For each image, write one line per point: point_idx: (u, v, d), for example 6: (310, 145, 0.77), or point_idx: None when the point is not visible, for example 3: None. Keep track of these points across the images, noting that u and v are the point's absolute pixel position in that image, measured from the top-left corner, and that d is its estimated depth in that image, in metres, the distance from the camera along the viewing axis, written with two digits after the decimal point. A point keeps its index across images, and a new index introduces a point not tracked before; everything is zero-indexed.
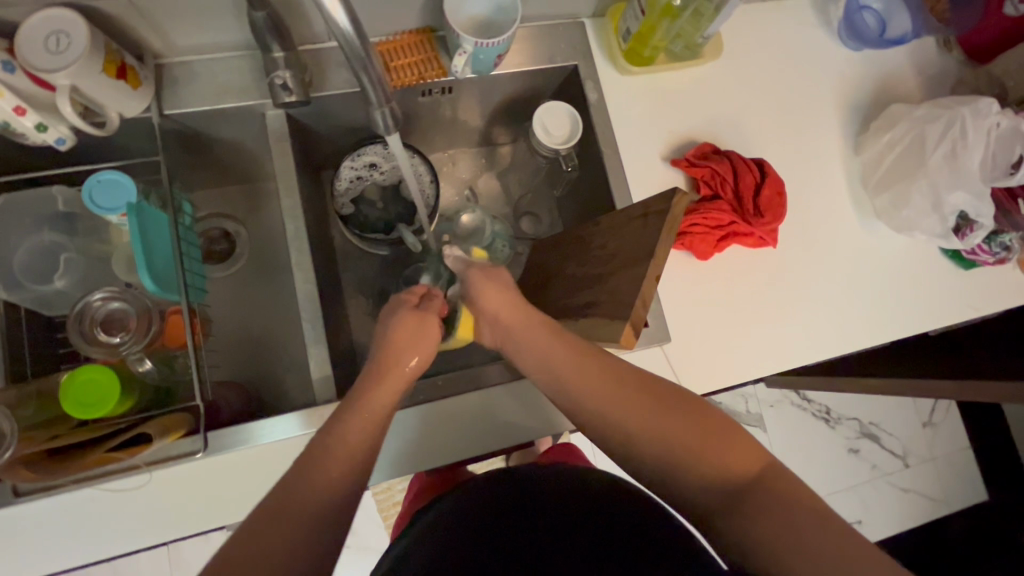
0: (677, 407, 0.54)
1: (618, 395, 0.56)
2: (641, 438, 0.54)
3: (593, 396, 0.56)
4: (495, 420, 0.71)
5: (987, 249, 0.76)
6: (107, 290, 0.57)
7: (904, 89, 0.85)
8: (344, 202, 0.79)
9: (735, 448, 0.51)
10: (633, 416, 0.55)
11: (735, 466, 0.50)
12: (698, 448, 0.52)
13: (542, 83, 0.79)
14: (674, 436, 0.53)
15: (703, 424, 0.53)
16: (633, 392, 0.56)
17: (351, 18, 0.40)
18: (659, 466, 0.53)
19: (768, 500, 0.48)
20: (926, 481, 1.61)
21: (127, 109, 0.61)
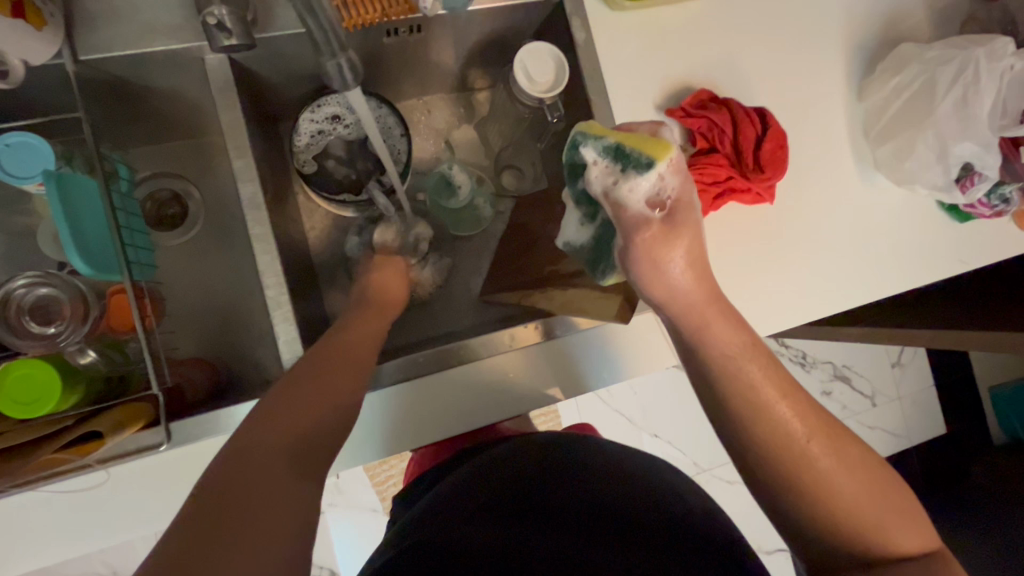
0: (860, 468, 0.49)
1: (813, 443, 0.49)
2: (823, 483, 0.48)
3: (802, 449, 0.49)
4: (504, 392, 0.66)
5: (986, 203, 0.73)
6: (31, 275, 0.50)
7: (912, 25, 0.78)
8: (305, 159, 0.71)
9: (890, 515, 0.48)
10: (823, 459, 0.49)
11: (898, 541, 0.48)
12: (877, 507, 0.48)
13: (523, 20, 0.70)
14: (863, 479, 0.49)
15: (872, 481, 0.49)
16: (812, 429, 0.50)
17: None
18: (819, 507, 0.48)
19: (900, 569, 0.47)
20: (892, 418, 1.69)
21: (33, 57, 0.51)
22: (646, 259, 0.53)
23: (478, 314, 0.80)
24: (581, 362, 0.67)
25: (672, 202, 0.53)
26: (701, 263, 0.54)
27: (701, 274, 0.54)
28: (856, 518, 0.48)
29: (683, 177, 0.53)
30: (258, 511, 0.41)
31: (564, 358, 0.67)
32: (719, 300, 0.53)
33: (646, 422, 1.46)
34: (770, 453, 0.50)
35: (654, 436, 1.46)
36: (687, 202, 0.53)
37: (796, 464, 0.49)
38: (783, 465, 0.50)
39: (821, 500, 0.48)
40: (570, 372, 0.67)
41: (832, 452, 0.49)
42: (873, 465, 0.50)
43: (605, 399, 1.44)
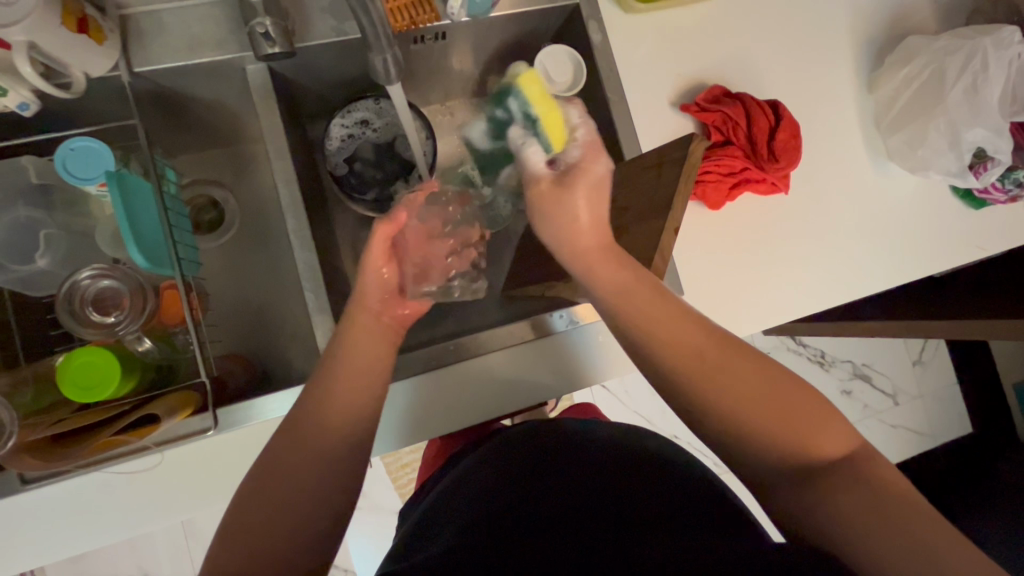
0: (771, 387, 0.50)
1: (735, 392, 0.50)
2: (746, 424, 0.49)
3: (707, 379, 0.50)
4: (507, 383, 0.70)
5: (1000, 188, 0.74)
6: (96, 268, 0.54)
7: (920, 20, 0.81)
8: (336, 162, 0.75)
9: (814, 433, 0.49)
10: (744, 407, 0.50)
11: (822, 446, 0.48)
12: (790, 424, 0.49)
13: (541, 27, 0.74)
14: (776, 403, 0.49)
15: (783, 402, 0.50)
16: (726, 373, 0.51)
17: None
18: (742, 435, 0.49)
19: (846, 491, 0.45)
20: (915, 417, 1.67)
21: (94, 68, 0.56)
22: (547, 211, 0.59)
23: (502, 308, 0.83)
24: (583, 348, 0.72)
25: (573, 165, 0.60)
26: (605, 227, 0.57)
27: (601, 224, 0.57)
28: (778, 436, 0.49)
29: (588, 149, 0.60)
30: (273, 506, 0.44)
31: (575, 350, 0.72)
32: (610, 246, 0.56)
33: (665, 423, 1.47)
34: (710, 419, 0.51)
35: (673, 436, 1.46)
36: (590, 162, 0.59)
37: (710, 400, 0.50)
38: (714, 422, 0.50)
39: (741, 430, 0.49)
40: (571, 361, 0.72)
41: (755, 386, 0.50)
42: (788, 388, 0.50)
43: (624, 400, 1.45)
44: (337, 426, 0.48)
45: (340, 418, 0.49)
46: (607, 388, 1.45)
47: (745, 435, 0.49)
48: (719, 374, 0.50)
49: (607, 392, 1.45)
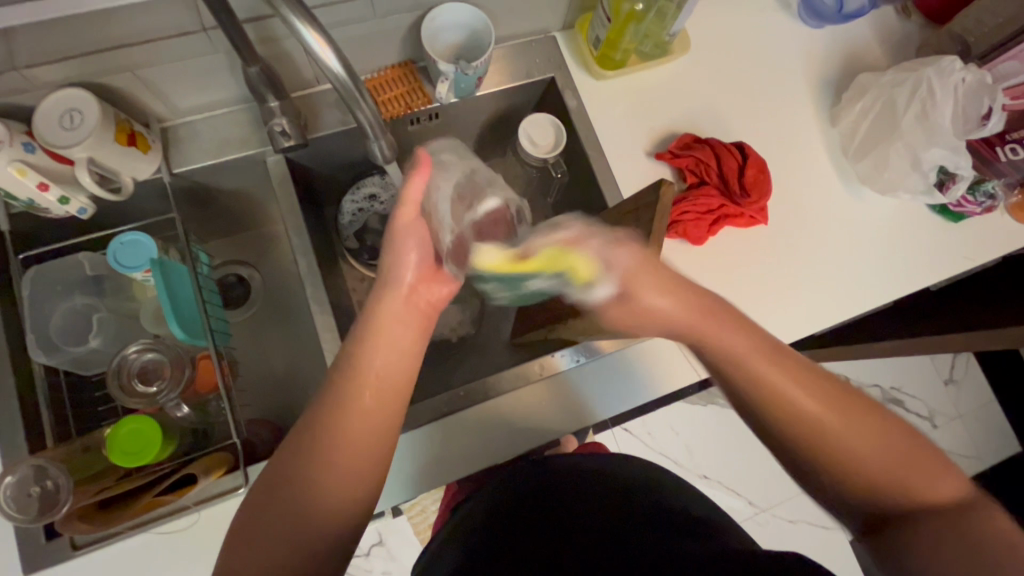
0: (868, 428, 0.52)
1: (827, 420, 0.52)
2: (849, 459, 0.52)
3: (786, 402, 0.53)
4: (517, 424, 0.74)
5: (972, 200, 0.78)
6: (142, 342, 0.60)
7: (870, 58, 0.88)
8: (347, 235, 0.83)
9: (928, 478, 0.51)
10: (841, 441, 0.51)
11: (938, 489, 0.51)
12: (919, 471, 0.51)
13: (523, 98, 0.83)
14: (892, 456, 0.51)
15: (913, 456, 0.52)
16: (834, 409, 0.52)
17: (342, 64, 0.44)
18: (835, 470, 0.52)
19: (946, 529, 0.49)
20: (957, 439, 1.60)
21: (140, 173, 0.65)
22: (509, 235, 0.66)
23: (511, 354, 0.87)
24: (586, 385, 0.75)
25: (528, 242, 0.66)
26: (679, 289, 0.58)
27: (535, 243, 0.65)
28: (880, 482, 0.51)
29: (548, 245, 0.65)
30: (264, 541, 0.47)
31: (577, 390, 0.75)
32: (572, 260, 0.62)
33: (692, 463, 1.44)
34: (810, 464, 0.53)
35: (703, 476, 1.43)
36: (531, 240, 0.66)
37: (825, 451, 0.52)
38: (799, 450, 0.53)
39: (862, 477, 0.52)
40: (576, 397, 0.75)
41: (883, 451, 0.51)
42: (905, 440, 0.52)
43: (649, 442, 1.44)
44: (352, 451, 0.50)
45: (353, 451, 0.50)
46: (629, 432, 1.44)
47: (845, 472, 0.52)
48: (844, 417, 0.52)
49: (631, 434, 1.44)
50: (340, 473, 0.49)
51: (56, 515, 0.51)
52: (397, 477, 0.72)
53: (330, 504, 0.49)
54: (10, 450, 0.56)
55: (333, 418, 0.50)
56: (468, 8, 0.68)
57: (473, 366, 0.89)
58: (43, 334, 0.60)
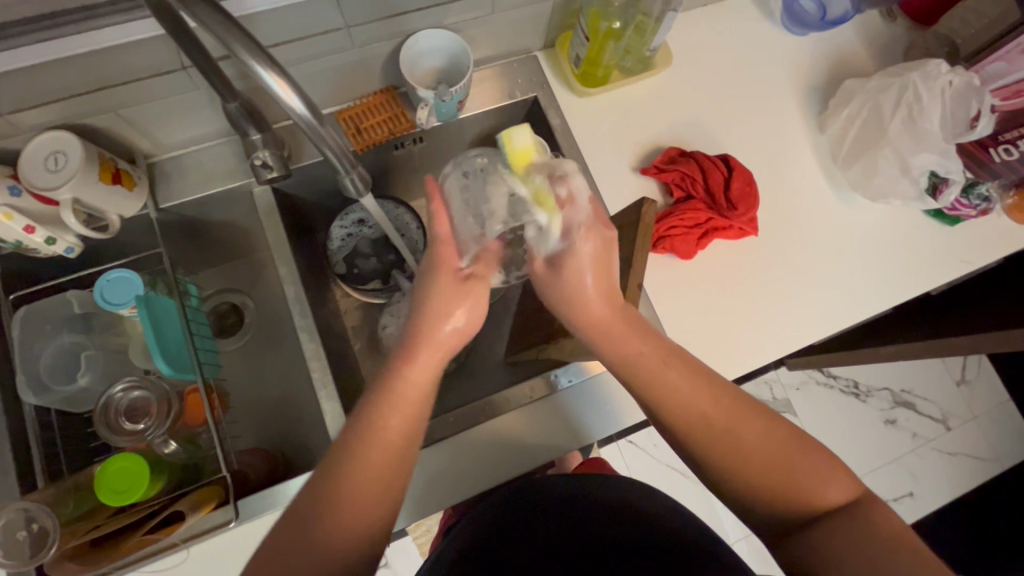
0: (763, 428, 0.53)
1: (712, 416, 0.53)
2: (736, 455, 0.52)
3: (683, 404, 0.53)
4: (509, 446, 0.73)
5: (967, 203, 0.77)
6: (128, 380, 0.60)
7: (857, 63, 0.87)
8: (337, 261, 0.83)
9: (813, 476, 0.51)
10: (727, 435, 0.53)
11: (828, 491, 0.51)
12: (803, 468, 0.52)
13: (508, 118, 0.83)
14: (776, 457, 0.52)
15: (794, 453, 0.52)
16: (722, 408, 0.53)
17: (307, 104, 0.43)
18: (729, 472, 0.52)
19: (826, 533, 0.49)
20: (972, 441, 1.56)
21: (127, 210, 0.66)
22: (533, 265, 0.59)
23: (505, 375, 0.87)
24: (580, 407, 0.74)
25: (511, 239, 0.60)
26: (610, 276, 0.57)
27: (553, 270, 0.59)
28: (774, 484, 0.51)
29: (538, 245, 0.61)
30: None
31: (572, 410, 0.74)
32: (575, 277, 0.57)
33: (700, 475, 1.42)
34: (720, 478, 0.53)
35: (712, 488, 1.41)
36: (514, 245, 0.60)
37: (716, 455, 0.53)
38: (694, 442, 0.53)
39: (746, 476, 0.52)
40: (568, 420, 0.74)
41: (764, 446, 0.52)
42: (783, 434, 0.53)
43: (654, 455, 1.42)
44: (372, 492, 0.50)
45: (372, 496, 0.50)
46: (635, 444, 1.42)
47: (727, 465, 0.52)
48: (719, 415, 0.53)
49: (636, 447, 1.42)
50: (355, 513, 0.49)
51: (45, 557, 0.51)
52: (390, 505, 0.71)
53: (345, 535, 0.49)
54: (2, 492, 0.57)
55: (352, 465, 0.50)
56: (446, 34, 0.69)
57: (467, 388, 0.88)
58: (33, 374, 0.60)
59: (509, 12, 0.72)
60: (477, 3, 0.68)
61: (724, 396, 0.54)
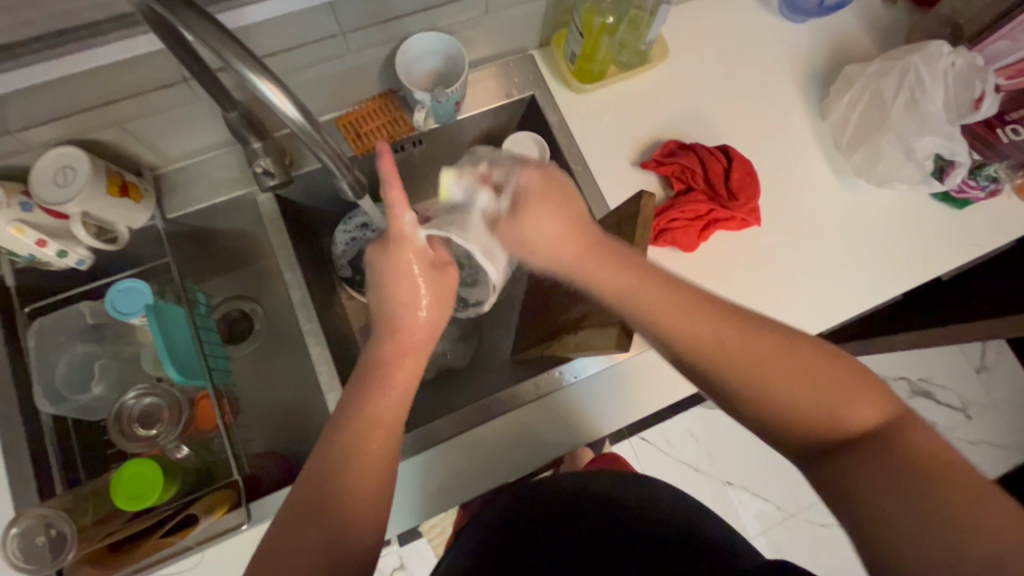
0: (787, 350, 0.49)
1: (728, 341, 0.50)
2: (753, 381, 0.49)
3: (691, 332, 0.51)
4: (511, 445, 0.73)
5: (974, 184, 0.75)
6: (140, 388, 0.61)
7: (858, 48, 0.86)
8: (342, 265, 0.84)
9: (842, 396, 0.48)
10: (749, 361, 0.49)
11: (860, 413, 0.48)
12: (829, 387, 0.48)
13: (506, 118, 0.83)
14: (801, 375, 0.49)
15: (818, 373, 0.49)
16: (741, 336, 0.50)
17: (301, 110, 0.43)
18: (755, 400, 0.49)
19: (868, 452, 0.46)
20: (994, 429, 1.53)
21: (135, 222, 0.67)
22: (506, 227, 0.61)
23: (512, 373, 0.87)
24: (584, 402, 0.74)
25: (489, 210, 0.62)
26: (573, 207, 0.58)
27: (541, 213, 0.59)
28: (804, 413, 0.48)
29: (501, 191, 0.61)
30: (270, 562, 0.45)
31: (582, 405, 0.74)
32: (563, 216, 0.58)
33: (714, 470, 1.40)
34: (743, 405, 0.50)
35: (727, 483, 1.40)
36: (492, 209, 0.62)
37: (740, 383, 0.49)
38: (719, 378, 0.51)
39: (773, 406, 0.49)
40: (573, 416, 0.74)
41: (787, 373, 0.49)
42: (811, 354, 0.50)
43: (667, 451, 1.41)
44: (368, 481, 0.49)
45: (368, 480, 0.49)
46: (647, 441, 1.42)
47: (750, 398, 0.50)
48: (732, 338, 0.50)
49: (648, 443, 1.42)
50: (352, 497, 0.48)
51: (64, 561, 0.52)
52: (400, 506, 0.71)
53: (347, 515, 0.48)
54: (23, 500, 0.58)
55: (348, 447, 0.49)
56: (441, 37, 0.70)
57: (474, 388, 0.88)
58: (49, 384, 0.62)
59: (503, 12, 0.72)
60: (470, 4, 0.69)
61: (734, 321, 0.51)
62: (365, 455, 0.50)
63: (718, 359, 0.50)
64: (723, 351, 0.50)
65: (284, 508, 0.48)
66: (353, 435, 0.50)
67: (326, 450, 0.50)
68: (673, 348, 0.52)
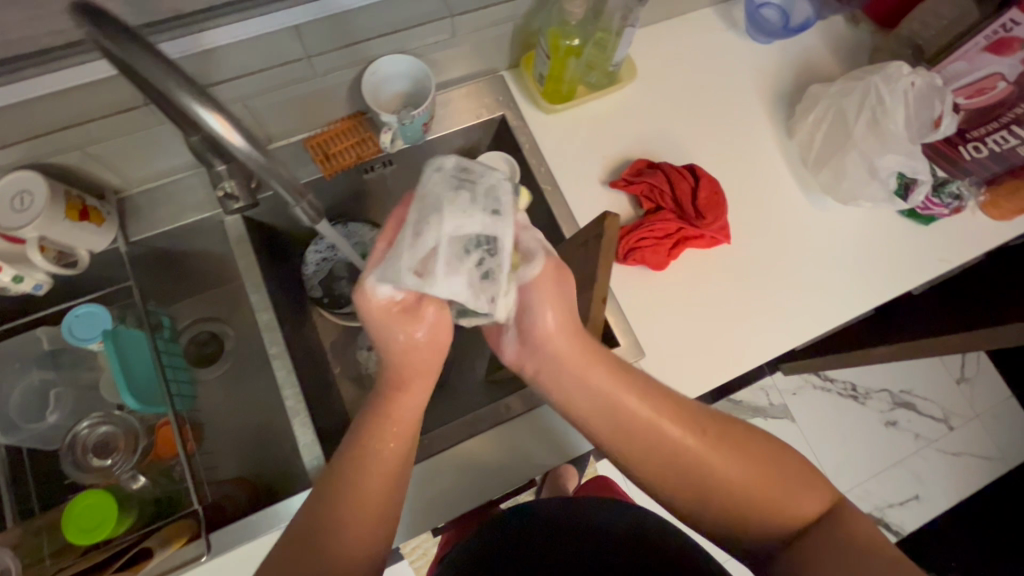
0: (749, 455, 0.52)
1: (686, 445, 0.52)
2: (710, 492, 0.51)
3: (653, 435, 0.52)
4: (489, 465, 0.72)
5: (938, 202, 0.77)
6: (92, 417, 0.62)
7: (823, 68, 0.88)
8: (313, 285, 0.83)
9: (791, 494, 0.51)
10: (704, 466, 0.52)
11: (803, 507, 0.51)
12: (778, 489, 0.51)
13: (478, 138, 0.83)
14: (756, 483, 0.51)
15: (770, 476, 0.51)
16: (700, 439, 0.52)
17: (248, 139, 0.43)
18: (705, 503, 0.52)
19: (812, 542, 0.50)
20: (975, 440, 1.54)
21: (96, 245, 0.66)
22: (529, 306, 0.56)
23: (487, 393, 0.86)
24: (564, 420, 0.73)
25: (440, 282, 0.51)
26: (571, 310, 0.56)
27: (569, 317, 0.56)
28: (754, 510, 0.51)
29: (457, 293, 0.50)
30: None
31: (553, 427, 0.73)
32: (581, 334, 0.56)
33: None
34: (692, 511, 0.53)
35: None
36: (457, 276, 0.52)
37: (694, 488, 0.52)
38: (676, 487, 0.53)
39: (722, 506, 0.51)
40: (555, 433, 0.73)
41: (740, 473, 0.51)
42: (760, 456, 0.52)
43: None
44: (370, 510, 0.50)
45: (372, 506, 0.50)
46: None
47: (708, 503, 0.52)
48: (694, 441, 0.52)
49: None
50: (354, 529, 0.49)
51: None
52: None
53: (348, 545, 0.48)
54: None
55: (354, 477, 0.50)
56: (408, 59, 0.70)
57: (449, 409, 0.87)
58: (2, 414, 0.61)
59: (470, 35, 0.73)
60: (435, 28, 0.69)
61: (701, 425, 0.53)
62: (369, 487, 0.50)
63: (682, 491, 0.52)
64: (686, 457, 0.52)
65: (286, 543, 0.48)
66: (356, 471, 0.51)
67: (335, 483, 0.50)
68: (629, 455, 0.54)
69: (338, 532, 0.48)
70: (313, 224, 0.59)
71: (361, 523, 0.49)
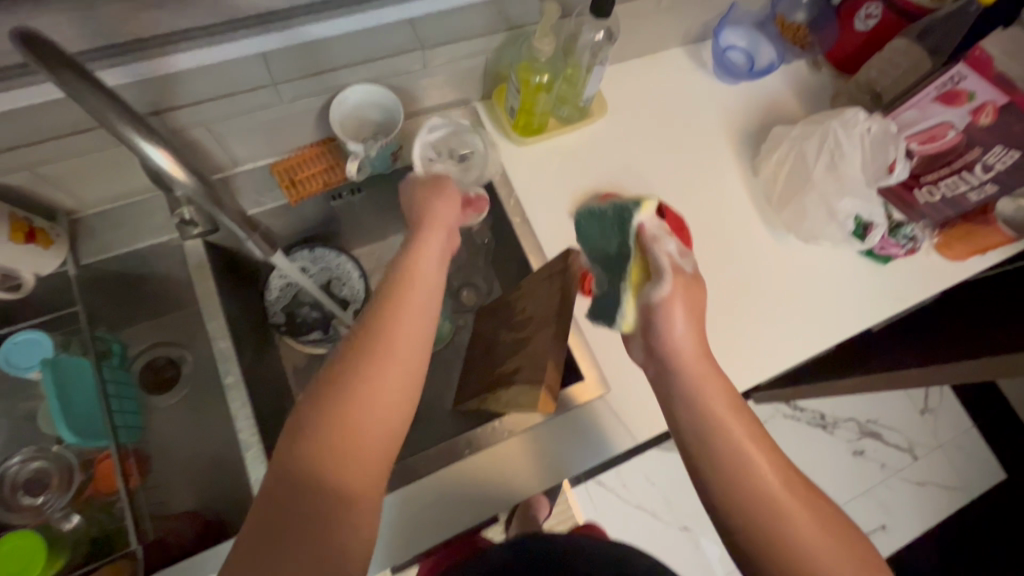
0: (814, 502, 0.49)
1: (764, 473, 0.49)
2: (784, 530, 0.47)
3: (737, 453, 0.49)
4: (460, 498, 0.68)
5: (895, 243, 0.80)
6: (26, 452, 0.61)
7: (787, 110, 0.91)
8: (275, 311, 0.82)
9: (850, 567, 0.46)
10: (780, 501, 0.48)
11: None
12: (842, 549, 0.47)
13: None
14: (827, 535, 0.47)
15: (833, 530, 0.48)
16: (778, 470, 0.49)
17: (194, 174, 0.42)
18: (769, 541, 0.47)
19: None
20: (940, 470, 1.57)
21: (43, 268, 0.64)
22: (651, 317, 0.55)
23: (453, 423, 0.84)
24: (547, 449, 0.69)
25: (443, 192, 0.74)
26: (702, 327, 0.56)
27: (700, 332, 0.55)
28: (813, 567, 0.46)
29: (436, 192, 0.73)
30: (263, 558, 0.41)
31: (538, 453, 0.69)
32: (711, 358, 0.54)
33: (670, 516, 1.38)
34: (751, 548, 0.48)
35: (684, 528, 1.37)
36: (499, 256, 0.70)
37: (764, 517, 0.47)
38: (743, 512, 0.48)
39: (787, 545, 0.47)
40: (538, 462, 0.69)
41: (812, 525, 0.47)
42: (830, 511, 0.49)
43: (623, 496, 1.39)
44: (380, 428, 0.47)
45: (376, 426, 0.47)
46: (603, 485, 1.39)
47: (774, 538, 0.47)
48: (773, 465, 0.49)
49: (604, 488, 1.39)
50: (359, 454, 0.46)
51: None
52: None
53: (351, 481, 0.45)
54: None
55: (352, 392, 0.47)
56: (376, 89, 0.70)
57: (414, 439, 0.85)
58: None
59: (442, 67, 0.73)
60: (406, 60, 0.69)
61: (777, 455, 0.51)
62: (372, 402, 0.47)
63: (757, 525, 0.47)
64: (761, 481, 0.48)
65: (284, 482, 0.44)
66: (357, 384, 0.47)
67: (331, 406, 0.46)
68: (705, 461, 0.50)
69: (338, 489, 0.44)
70: (266, 258, 0.60)
71: (365, 462, 0.46)
